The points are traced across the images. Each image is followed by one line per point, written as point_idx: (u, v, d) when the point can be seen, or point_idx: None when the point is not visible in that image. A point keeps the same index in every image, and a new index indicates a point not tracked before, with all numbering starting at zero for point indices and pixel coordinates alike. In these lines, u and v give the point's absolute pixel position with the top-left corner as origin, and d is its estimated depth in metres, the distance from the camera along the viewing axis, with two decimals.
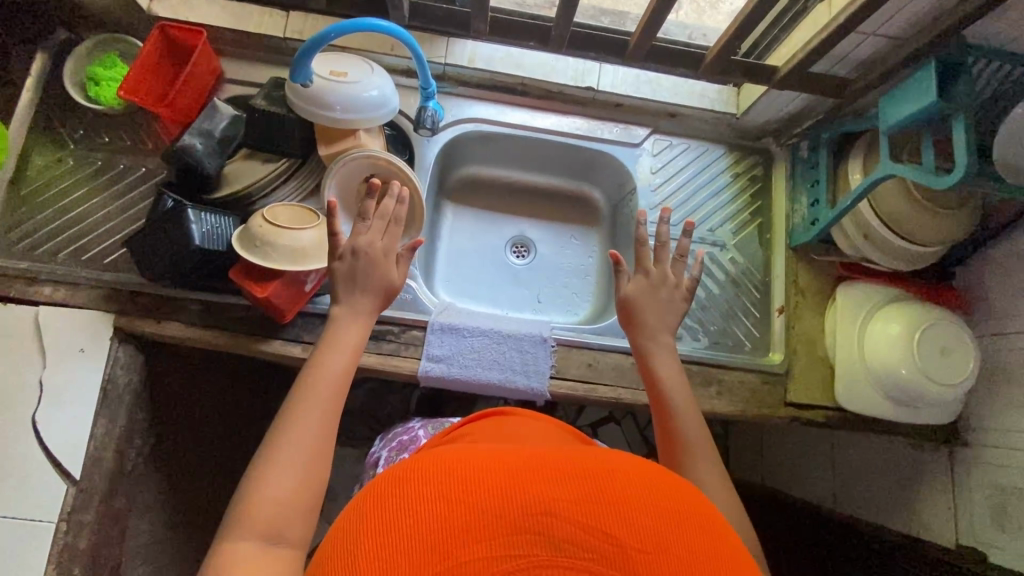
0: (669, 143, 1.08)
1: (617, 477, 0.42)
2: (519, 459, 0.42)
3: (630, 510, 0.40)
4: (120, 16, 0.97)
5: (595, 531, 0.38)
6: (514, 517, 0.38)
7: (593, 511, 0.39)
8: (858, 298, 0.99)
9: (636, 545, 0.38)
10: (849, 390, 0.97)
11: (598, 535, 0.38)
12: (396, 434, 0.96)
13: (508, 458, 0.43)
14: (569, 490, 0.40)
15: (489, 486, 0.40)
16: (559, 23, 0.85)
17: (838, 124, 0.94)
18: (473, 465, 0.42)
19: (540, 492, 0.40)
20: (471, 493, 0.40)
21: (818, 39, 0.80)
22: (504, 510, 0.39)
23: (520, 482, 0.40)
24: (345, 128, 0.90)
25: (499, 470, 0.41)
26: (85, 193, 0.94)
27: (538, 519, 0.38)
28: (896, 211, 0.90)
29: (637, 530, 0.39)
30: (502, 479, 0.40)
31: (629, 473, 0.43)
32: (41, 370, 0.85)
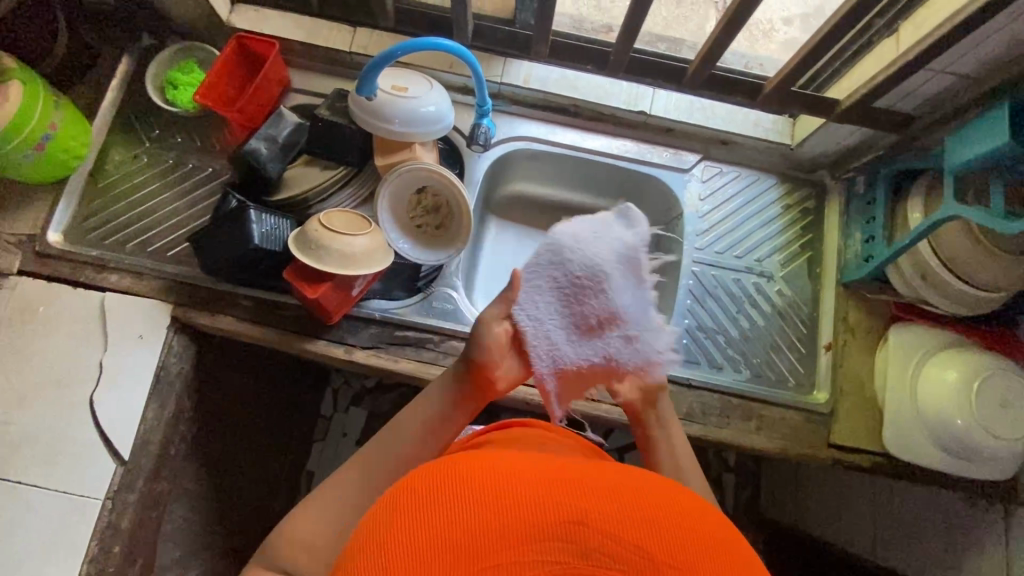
0: (719, 170, 1.07)
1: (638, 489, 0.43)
2: (540, 464, 0.44)
3: (662, 525, 0.40)
4: (201, 26, 1.03)
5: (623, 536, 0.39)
6: (545, 519, 0.39)
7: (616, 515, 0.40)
8: (911, 340, 0.96)
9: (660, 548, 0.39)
10: (897, 437, 0.93)
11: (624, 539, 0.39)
12: None
13: (530, 462, 0.44)
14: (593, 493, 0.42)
15: (519, 486, 0.41)
16: (617, 48, 0.86)
17: (897, 162, 0.92)
18: (500, 467, 0.43)
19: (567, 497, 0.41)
20: (502, 491, 0.41)
21: (884, 74, 0.78)
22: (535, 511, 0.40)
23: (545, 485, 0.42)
24: (402, 140, 0.93)
25: (523, 472, 0.43)
26: (155, 189, 1.00)
27: (568, 521, 0.39)
28: (958, 253, 0.87)
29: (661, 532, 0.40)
30: (529, 479, 0.42)
31: (649, 486, 0.44)
32: (103, 352, 0.90)
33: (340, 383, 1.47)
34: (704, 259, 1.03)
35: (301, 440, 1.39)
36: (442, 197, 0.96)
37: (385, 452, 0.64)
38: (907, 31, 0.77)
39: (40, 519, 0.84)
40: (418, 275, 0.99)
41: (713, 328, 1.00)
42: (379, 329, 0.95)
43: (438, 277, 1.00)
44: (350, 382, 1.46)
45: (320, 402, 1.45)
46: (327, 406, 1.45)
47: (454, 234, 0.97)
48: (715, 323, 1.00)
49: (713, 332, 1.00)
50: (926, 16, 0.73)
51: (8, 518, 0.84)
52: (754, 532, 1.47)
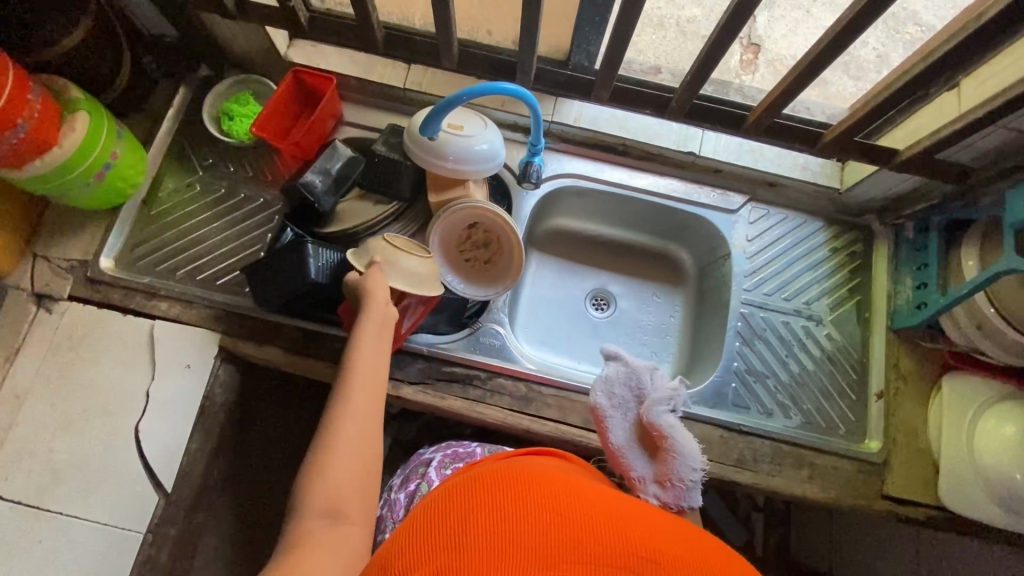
0: (766, 212, 1.07)
1: (641, 516, 0.47)
2: (552, 480, 0.48)
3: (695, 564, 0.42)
4: (259, 59, 1.05)
5: (632, 545, 0.42)
6: (557, 522, 0.42)
7: (625, 530, 0.43)
8: (966, 392, 0.94)
9: (668, 560, 0.41)
10: (955, 491, 0.90)
11: (637, 549, 0.41)
12: (452, 444, 0.91)
13: (543, 476, 0.48)
14: (603, 512, 0.45)
15: (532, 495, 0.45)
16: (679, 95, 0.87)
17: (952, 211, 0.92)
18: (515, 480, 0.47)
19: (577, 509, 0.44)
20: (514, 498, 0.45)
21: (948, 128, 0.79)
22: (546, 515, 0.43)
23: (553, 497, 0.45)
24: (456, 178, 0.93)
25: (536, 486, 0.46)
26: (206, 218, 1.01)
27: (580, 527, 0.42)
28: (1019, 308, 0.85)
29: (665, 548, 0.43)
30: (541, 492, 0.46)
31: (653, 517, 0.48)
32: (150, 381, 0.90)
33: None
34: (752, 300, 1.03)
35: None
36: (493, 233, 0.96)
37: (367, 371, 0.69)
38: (971, 86, 0.77)
39: (82, 552, 0.83)
40: (465, 310, 0.99)
41: (762, 371, 0.98)
42: (426, 364, 0.94)
43: (485, 313, 0.99)
44: None
45: None
46: None
47: (505, 267, 0.96)
48: (764, 366, 0.99)
49: (762, 376, 0.98)
50: (995, 74, 0.74)
51: (49, 550, 0.82)
52: None
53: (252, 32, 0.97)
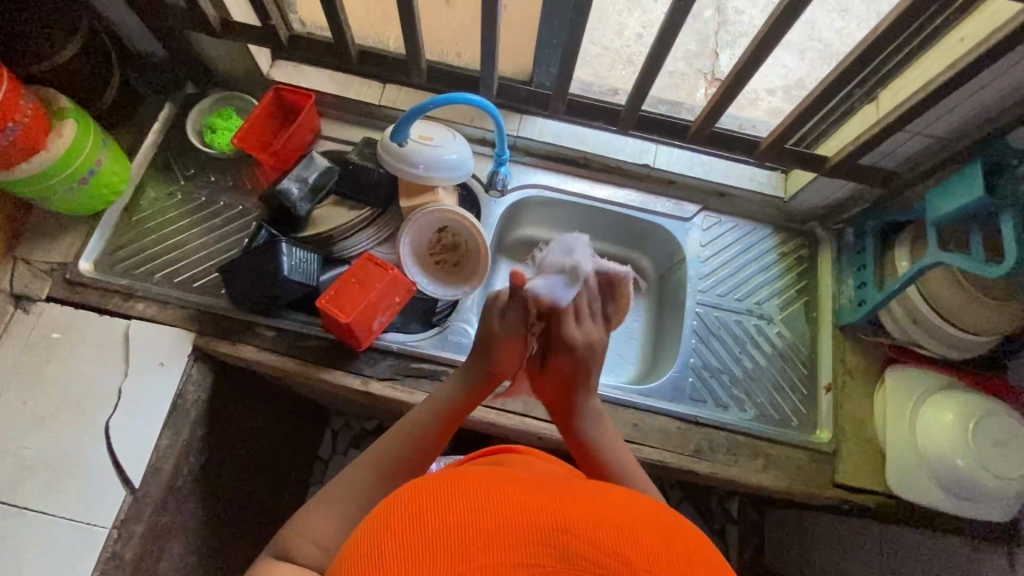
0: (718, 220, 1.14)
1: (549, 488, 0.51)
2: (465, 478, 0.51)
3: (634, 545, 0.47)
4: (242, 77, 1.12)
5: (544, 525, 0.46)
6: (472, 526, 0.45)
7: (537, 506, 0.47)
8: (908, 382, 1.00)
9: (579, 527, 0.46)
10: (901, 477, 0.95)
11: (551, 526, 0.46)
12: None
13: (455, 477, 0.51)
14: (513, 495, 0.48)
15: (445, 504, 0.47)
16: (626, 107, 0.95)
17: (885, 215, 1.00)
18: (427, 490, 0.49)
19: (488, 502, 0.47)
20: (429, 513, 0.47)
21: (867, 135, 0.87)
22: (463, 518, 0.46)
23: (468, 493, 0.48)
24: (426, 184, 0.99)
25: (448, 488, 0.49)
26: (186, 224, 1.05)
27: (495, 524, 0.46)
28: (946, 300, 0.93)
29: (577, 515, 0.47)
30: (455, 494, 0.48)
31: (565, 488, 0.52)
32: (123, 378, 0.92)
33: (339, 426, 1.44)
34: (707, 300, 1.09)
35: (299, 482, 1.36)
36: (461, 237, 1.02)
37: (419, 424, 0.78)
38: (887, 98, 0.86)
39: (45, 548, 0.83)
40: (434, 310, 1.03)
41: (717, 367, 1.04)
42: (395, 360, 0.97)
43: (454, 313, 1.04)
44: (349, 425, 1.44)
45: (319, 445, 1.42)
46: (325, 449, 1.42)
47: (472, 270, 1.03)
48: (720, 362, 1.04)
49: (718, 371, 1.03)
50: (902, 85, 0.83)
51: (10, 546, 0.82)
52: None
53: (235, 51, 1.04)
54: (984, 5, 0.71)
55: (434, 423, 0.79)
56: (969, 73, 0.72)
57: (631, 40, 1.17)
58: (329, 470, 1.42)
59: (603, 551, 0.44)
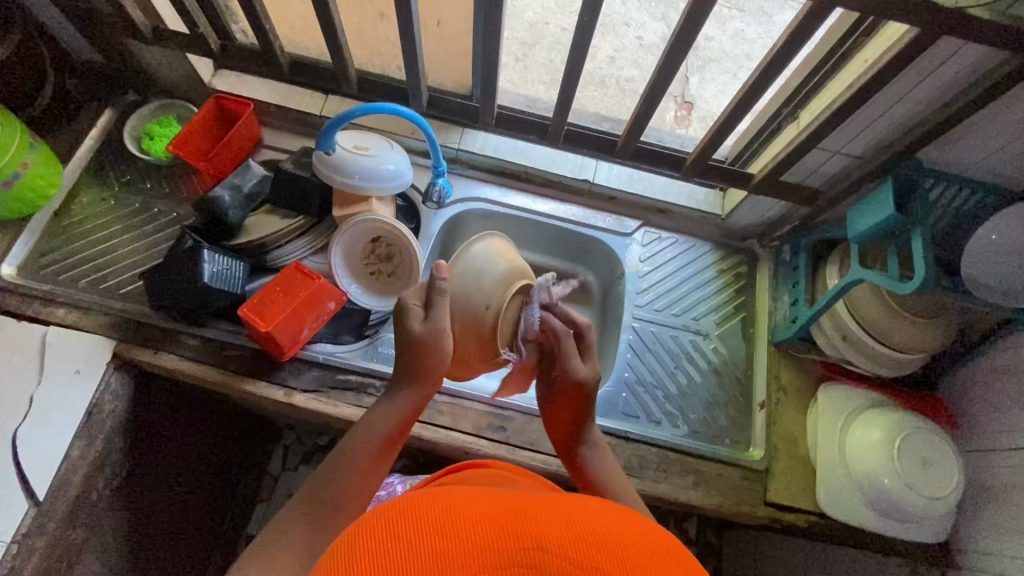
0: (658, 236, 1.15)
1: (514, 504, 0.46)
2: (419, 499, 0.45)
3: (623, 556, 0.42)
4: (183, 86, 1.12)
5: (516, 543, 0.41)
6: (434, 554, 0.40)
7: (505, 523, 0.42)
8: (839, 399, 1.00)
9: (556, 544, 0.41)
10: (831, 495, 0.94)
11: (523, 544, 0.41)
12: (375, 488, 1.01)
13: (408, 500, 0.45)
14: (477, 515, 0.43)
15: (403, 535, 0.41)
16: (555, 121, 0.96)
17: (816, 232, 1.01)
18: (379, 524, 0.43)
19: (449, 526, 0.42)
20: (385, 548, 0.40)
21: (788, 152, 0.89)
22: (424, 549, 0.40)
23: (430, 518, 0.42)
24: (360, 194, 0.99)
25: (403, 515, 0.43)
26: (117, 230, 1.03)
27: (463, 548, 0.40)
28: (872, 316, 0.93)
29: (552, 531, 0.42)
30: (414, 520, 0.42)
31: (534, 502, 0.47)
32: (35, 387, 0.87)
33: (291, 441, 1.39)
34: (643, 315, 1.09)
35: (242, 501, 1.30)
36: (395, 247, 1.02)
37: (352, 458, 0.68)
38: (805, 117, 0.88)
39: None
40: (367, 321, 1.01)
41: (651, 382, 1.04)
42: (321, 372, 0.96)
43: (385, 325, 1.02)
44: (301, 440, 1.39)
45: (269, 459, 1.37)
46: (275, 465, 1.37)
47: (405, 281, 1.01)
48: (653, 377, 1.04)
49: (651, 386, 1.03)
50: (816, 104, 0.85)
51: None
52: None
53: (174, 59, 1.04)
54: (882, 28, 0.74)
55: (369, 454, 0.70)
56: (869, 91, 0.74)
57: (603, 62, 1.25)
58: (279, 486, 1.36)
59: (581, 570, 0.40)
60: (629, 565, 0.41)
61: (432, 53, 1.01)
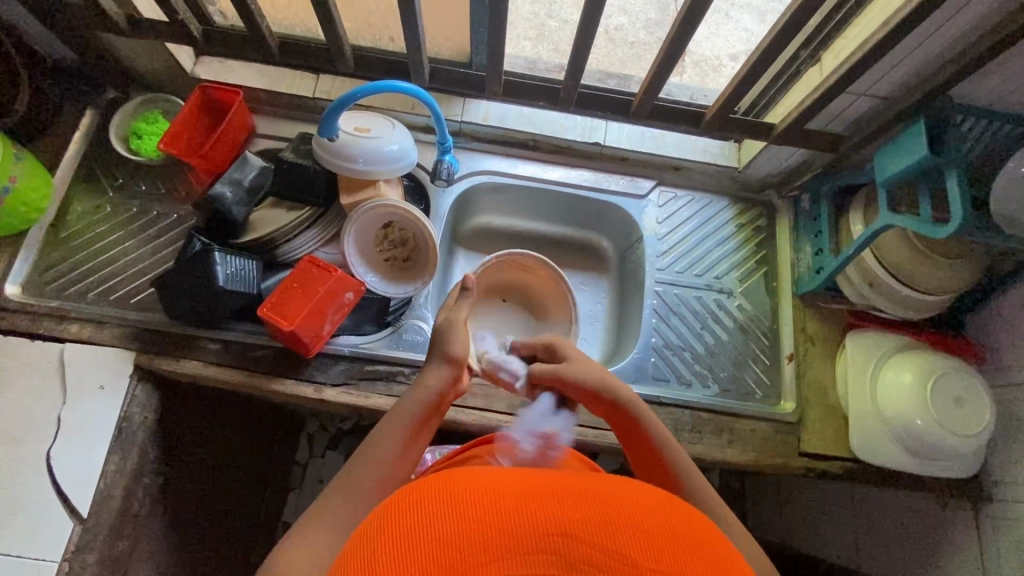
0: (674, 195, 1.12)
1: (541, 482, 0.45)
2: (446, 481, 0.45)
3: (653, 541, 0.40)
4: (166, 78, 1.06)
5: (541, 528, 0.40)
6: (459, 535, 0.39)
7: (533, 508, 0.41)
8: (867, 346, 1.00)
9: (583, 528, 0.40)
10: (864, 441, 0.95)
11: (550, 527, 0.40)
12: None
13: (437, 482, 0.45)
14: (508, 498, 0.42)
15: (428, 517, 0.41)
16: (566, 84, 0.92)
17: (837, 178, 0.99)
18: (410, 503, 0.43)
19: (478, 509, 0.41)
20: (414, 526, 0.41)
21: (812, 98, 0.85)
22: (449, 534, 0.39)
23: (458, 503, 0.42)
24: (367, 179, 0.95)
25: (433, 498, 0.43)
26: (118, 238, 0.99)
27: (487, 531, 0.39)
28: (899, 261, 0.92)
29: (580, 513, 0.41)
30: (440, 501, 0.42)
31: (562, 480, 0.46)
32: (61, 407, 0.87)
33: (314, 428, 1.39)
34: (665, 278, 1.08)
35: (275, 492, 1.32)
36: (409, 231, 0.99)
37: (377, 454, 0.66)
38: (828, 60, 0.84)
39: None
40: (387, 309, 0.99)
41: (679, 346, 1.03)
42: (348, 365, 0.94)
43: (408, 310, 1.00)
44: (324, 427, 1.39)
45: (295, 449, 1.38)
46: (302, 453, 1.38)
47: (423, 265, 0.99)
48: (680, 339, 1.04)
49: (679, 349, 1.03)
50: (841, 45, 0.82)
51: None
52: None
53: (154, 50, 0.98)
54: None
55: (395, 446, 0.67)
56: (905, 27, 0.70)
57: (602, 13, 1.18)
58: (309, 473, 1.37)
59: (606, 554, 0.39)
60: (658, 557, 0.39)
61: (428, 21, 0.95)
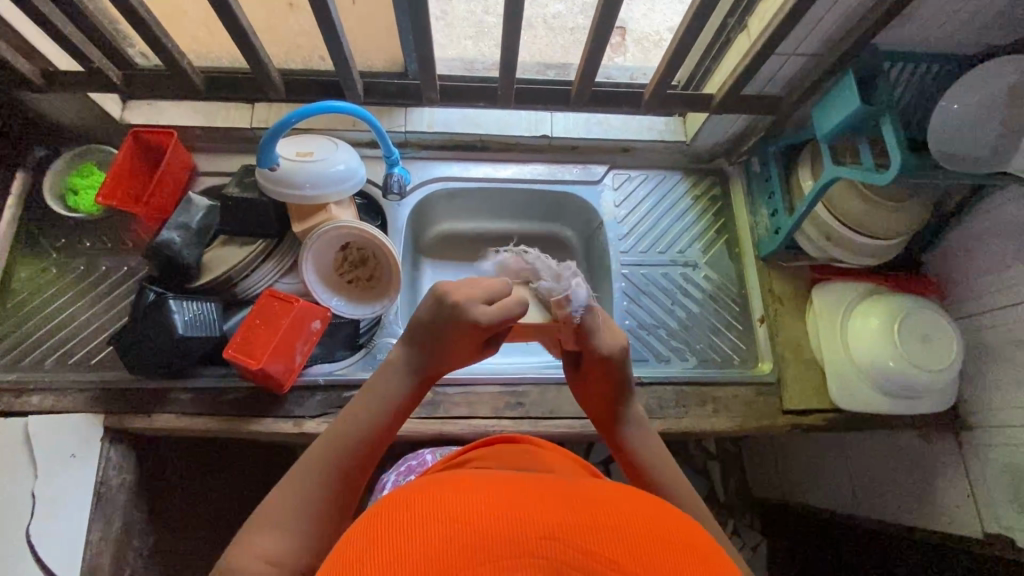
0: (628, 176, 1.13)
1: (529, 486, 0.44)
2: (438, 485, 0.43)
3: (641, 540, 0.40)
4: (96, 128, 1.02)
5: (532, 533, 0.39)
6: (450, 541, 0.38)
7: (524, 513, 0.40)
8: (835, 297, 1.01)
9: (572, 532, 0.39)
10: (843, 389, 0.97)
11: (540, 532, 0.39)
12: (406, 460, 0.97)
13: (428, 486, 0.43)
14: (497, 501, 0.41)
15: (412, 527, 0.40)
16: (501, 82, 0.91)
17: (782, 138, 1.00)
18: (398, 507, 0.41)
19: (470, 514, 0.40)
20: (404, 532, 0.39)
21: (743, 65, 0.86)
22: (439, 539, 0.38)
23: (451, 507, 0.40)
24: (317, 204, 0.93)
25: (422, 502, 0.41)
26: (69, 299, 0.96)
27: (478, 535, 0.38)
28: (852, 211, 0.93)
29: (568, 519, 0.41)
30: (431, 505, 0.41)
31: (550, 483, 0.46)
32: (33, 481, 0.83)
33: None
34: (631, 259, 1.09)
35: None
36: (367, 249, 0.97)
37: (357, 422, 0.66)
38: (754, 25, 0.86)
39: None
40: (358, 331, 0.99)
41: (653, 323, 1.04)
42: (326, 394, 0.93)
43: (379, 329, 0.99)
44: None
45: None
46: None
47: (387, 283, 0.97)
48: (654, 317, 1.05)
49: (654, 327, 1.04)
50: (764, 9, 0.83)
51: None
52: (749, 516, 1.47)
53: (77, 102, 0.95)
54: None
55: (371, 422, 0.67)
56: None
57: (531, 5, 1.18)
58: None
59: (595, 556, 0.38)
60: (647, 558, 0.39)
61: (356, 36, 0.94)
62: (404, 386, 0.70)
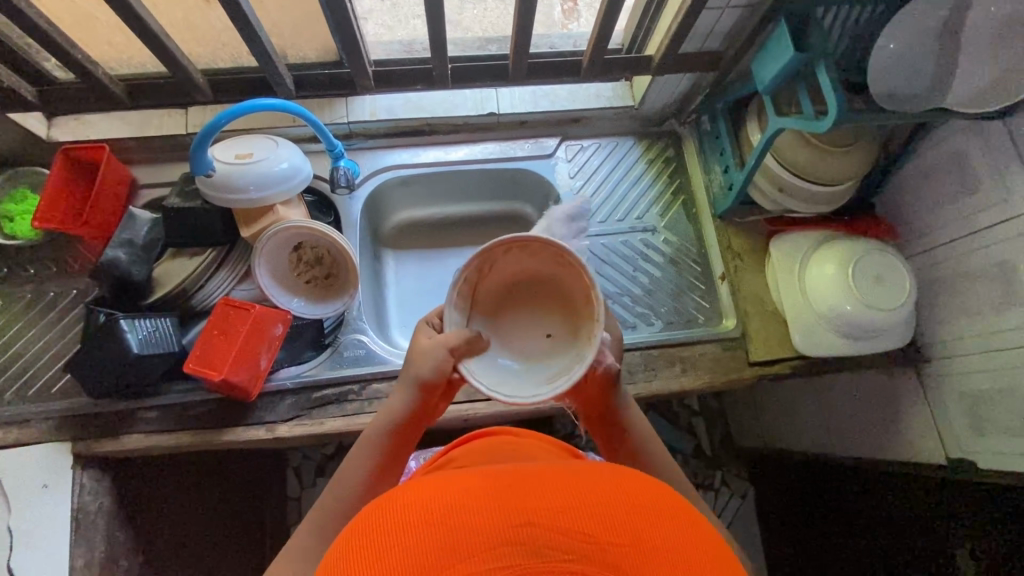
0: (580, 146, 1.12)
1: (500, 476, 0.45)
2: (410, 488, 0.44)
3: (612, 513, 0.41)
4: (23, 150, 0.98)
5: (504, 523, 0.40)
6: (425, 542, 0.39)
7: (495, 503, 0.41)
8: (792, 246, 1.02)
9: (544, 515, 0.40)
10: (806, 337, 0.99)
11: (513, 519, 0.40)
12: None
13: (400, 491, 0.44)
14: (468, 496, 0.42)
15: (388, 532, 0.40)
16: (435, 62, 0.89)
17: (727, 93, 1.00)
18: (374, 517, 0.42)
19: (444, 513, 0.40)
20: (380, 542, 0.40)
21: (677, 22, 0.85)
22: (414, 542, 0.39)
23: (425, 510, 0.41)
24: (263, 206, 0.91)
25: (396, 508, 0.42)
26: (20, 329, 0.94)
27: (452, 533, 0.39)
28: (800, 160, 0.94)
29: (541, 502, 0.41)
30: (404, 510, 0.41)
31: (523, 470, 0.46)
32: (5, 516, 0.83)
33: (298, 460, 1.38)
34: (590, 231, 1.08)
35: (272, 534, 1.30)
36: (322, 247, 0.96)
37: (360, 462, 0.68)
38: None
39: None
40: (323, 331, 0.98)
41: (616, 292, 1.05)
42: (296, 397, 0.93)
43: (344, 326, 0.99)
44: (307, 457, 1.38)
45: (284, 486, 1.36)
46: (292, 488, 1.36)
47: (346, 280, 0.97)
48: (617, 286, 1.05)
49: (619, 295, 1.05)
50: None
51: None
52: (736, 467, 1.52)
53: None
54: None
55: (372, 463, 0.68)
56: None
57: None
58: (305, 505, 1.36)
59: (568, 534, 0.39)
60: (620, 529, 0.40)
61: (281, 28, 0.91)
62: (400, 411, 0.69)
